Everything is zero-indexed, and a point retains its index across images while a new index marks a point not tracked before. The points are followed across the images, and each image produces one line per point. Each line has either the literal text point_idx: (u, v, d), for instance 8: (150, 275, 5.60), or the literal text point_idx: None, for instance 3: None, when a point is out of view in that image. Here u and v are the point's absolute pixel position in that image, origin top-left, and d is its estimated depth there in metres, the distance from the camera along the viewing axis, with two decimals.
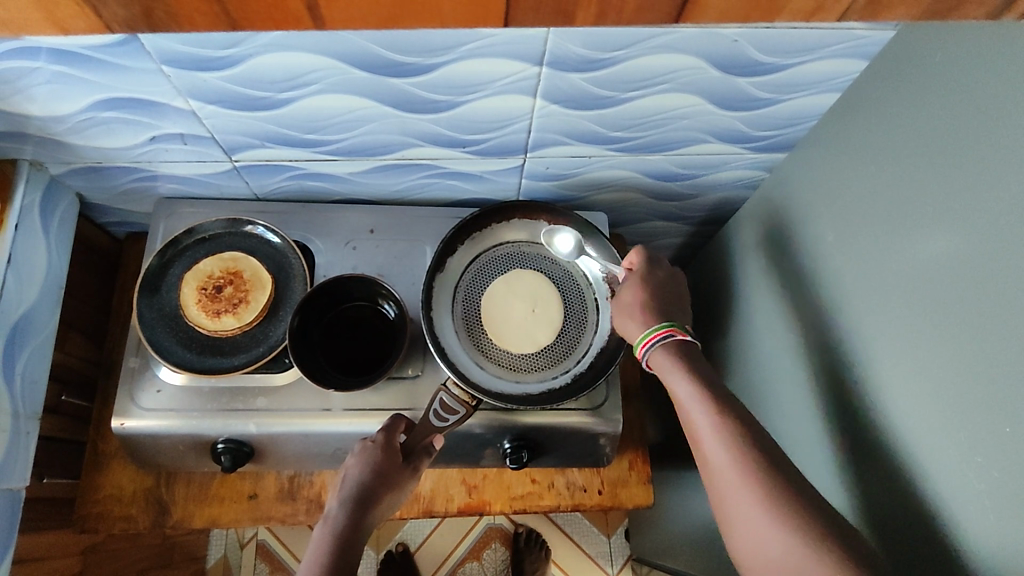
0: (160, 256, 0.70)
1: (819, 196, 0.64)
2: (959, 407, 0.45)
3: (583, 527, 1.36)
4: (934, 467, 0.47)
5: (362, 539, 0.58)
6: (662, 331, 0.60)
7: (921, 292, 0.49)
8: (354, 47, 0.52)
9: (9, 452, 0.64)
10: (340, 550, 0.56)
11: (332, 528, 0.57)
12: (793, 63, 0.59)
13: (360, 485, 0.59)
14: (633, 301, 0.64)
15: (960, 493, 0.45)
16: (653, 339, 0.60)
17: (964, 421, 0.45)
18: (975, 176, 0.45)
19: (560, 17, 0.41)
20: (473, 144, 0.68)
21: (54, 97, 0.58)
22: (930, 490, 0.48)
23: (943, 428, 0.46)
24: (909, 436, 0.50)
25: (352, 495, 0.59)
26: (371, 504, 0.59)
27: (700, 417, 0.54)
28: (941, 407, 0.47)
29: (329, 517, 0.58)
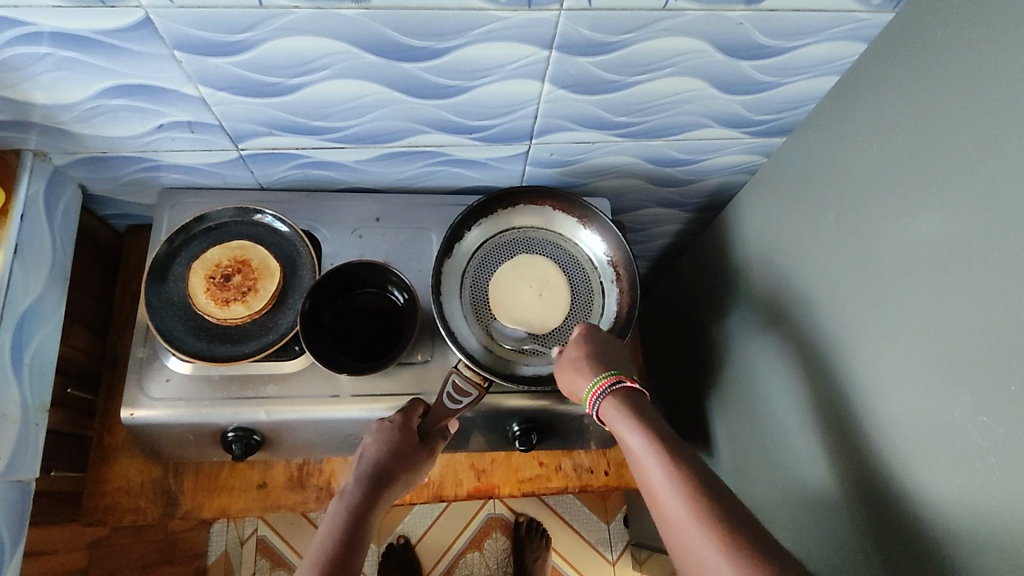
0: (168, 244, 0.69)
1: (816, 179, 0.65)
2: (952, 377, 0.47)
3: (582, 515, 1.37)
4: (926, 435, 0.49)
5: (377, 514, 0.59)
6: (608, 378, 0.60)
7: (920, 266, 0.50)
8: (366, 31, 0.53)
9: (19, 444, 0.63)
10: (354, 522, 0.56)
11: (349, 504, 0.58)
12: (796, 46, 0.60)
13: (377, 463, 0.60)
14: (578, 355, 0.64)
15: (952, 457, 0.47)
16: (602, 387, 0.60)
17: (957, 389, 0.46)
18: (977, 147, 0.46)
19: None
20: (479, 131, 0.68)
21: (61, 84, 0.57)
22: (928, 461, 0.49)
23: (944, 398, 0.47)
24: (902, 407, 0.51)
25: (368, 474, 0.60)
26: (385, 484, 0.60)
27: (652, 468, 0.53)
28: (942, 377, 0.48)
29: (345, 494, 0.59)
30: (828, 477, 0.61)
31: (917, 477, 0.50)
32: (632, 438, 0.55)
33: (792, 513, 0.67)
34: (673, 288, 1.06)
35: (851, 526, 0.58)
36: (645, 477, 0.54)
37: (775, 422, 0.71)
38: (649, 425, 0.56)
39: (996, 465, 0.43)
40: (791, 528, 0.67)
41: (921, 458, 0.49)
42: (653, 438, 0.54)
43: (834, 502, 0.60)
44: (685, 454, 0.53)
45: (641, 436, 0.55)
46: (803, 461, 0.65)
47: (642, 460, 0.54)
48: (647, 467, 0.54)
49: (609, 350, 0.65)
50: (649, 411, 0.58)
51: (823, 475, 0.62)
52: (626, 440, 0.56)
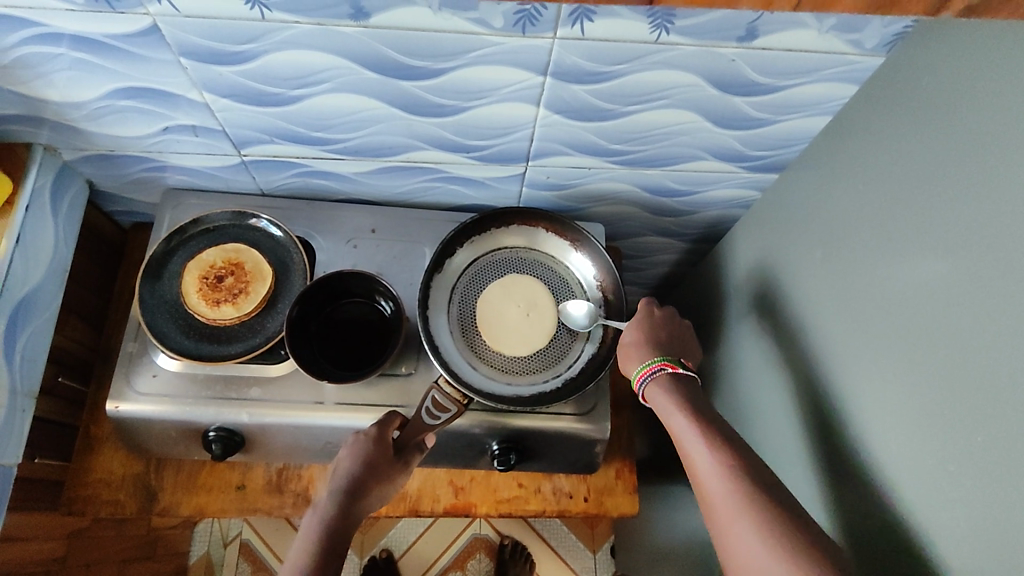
0: (165, 243, 0.71)
1: (808, 215, 0.66)
2: (937, 423, 0.46)
3: (568, 542, 1.36)
4: (915, 483, 0.48)
5: (351, 527, 0.60)
6: (658, 364, 0.64)
7: (901, 308, 0.51)
8: (366, 48, 0.54)
9: (4, 428, 0.64)
10: (330, 542, 0.57)
11: (323, 517, 0.59)
12: (789, 85, 0.61)
13: (352, 477, 0.60)
14: (633, 339, 0.68)
15: (937, 507, 0.46)
16: (643, 375, 0.64)
17: (934, 433, 0.46)
18: (958, 196, 0.46)
19: None
20: (475, 150, 0.70)
21: (73, 83, 0.60)
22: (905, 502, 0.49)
23: (917, 441, 0.48)
24: (890, 454, 0.50)
25: (344, 488, 0.60)
26: (360, 498, 0.60)
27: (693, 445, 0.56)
28: (917, 420, 0.48)
29: (322, 505, 0.60)
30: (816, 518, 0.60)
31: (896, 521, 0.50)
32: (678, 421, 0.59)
33: None
34: None
35: None
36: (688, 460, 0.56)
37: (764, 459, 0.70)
38: (696, 407, 0.59)
39: (964, 513, 0.44)
40: None
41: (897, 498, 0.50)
42: (698, 421, 0.57)
43: None
44: (727, 435, 0.56)
45: (683, 415, 0.58)
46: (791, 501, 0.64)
47: (684, 439, 0.57)
48: (686, 445, 0.57)
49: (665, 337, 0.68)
50: (697, 396, 0.61)
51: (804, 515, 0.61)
52: (671, 423, 0.59)
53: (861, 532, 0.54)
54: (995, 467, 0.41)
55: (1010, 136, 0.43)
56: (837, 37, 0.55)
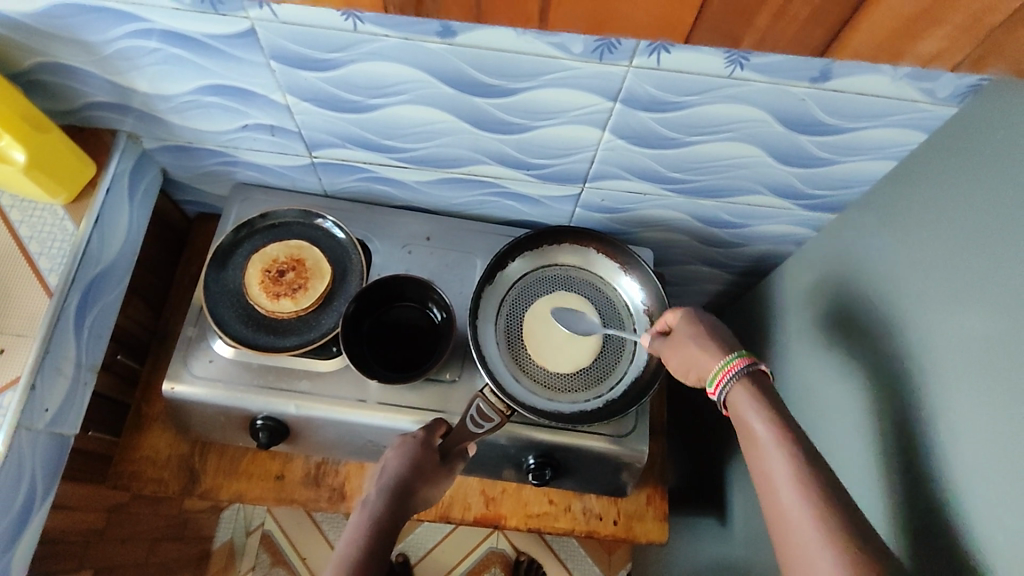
0: (233, 234, 0.74)
1: (864, 259, 0.66)
2: (975, 481, 0.47)
3: (585, 564, 1.35)
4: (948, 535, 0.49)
5: (397, 528, 0.60)
6: (738, 361, 0.56)
7: (943, 361, 0.51)
8: (447, 64, 0.57)
9: (68, 398, 0.67)
10: (377, 538, 0.57)
11: (369, 513, 0.59)
12: (857, 127, 0.61)
13: (399, 474, 0.61)
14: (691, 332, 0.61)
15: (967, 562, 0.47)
16: (727, 372, 0.55)
17: (974, 486, 0.47)
18: (1008, 255, 0.47)
19: (730, 42, 0.46)
20: (537, 168, 0.71)
21: (164, 77, 0.63)
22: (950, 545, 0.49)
23: (960, 491, 0.48)
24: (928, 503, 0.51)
25: (391, 484, 0.61)
26: (406, 497, 0.61)
27: (771, 460, 0.49)
28: (960, 469, 0.48)
29: (369, 500, 0.60)
30: None
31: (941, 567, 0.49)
32: (763, 430, 0.51)
33: None
34: None
35: None
36: (764, 475, 0.49)
37: None
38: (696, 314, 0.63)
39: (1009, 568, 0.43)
40: None
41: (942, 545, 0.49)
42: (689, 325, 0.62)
43: None
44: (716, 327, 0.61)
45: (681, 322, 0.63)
46: None
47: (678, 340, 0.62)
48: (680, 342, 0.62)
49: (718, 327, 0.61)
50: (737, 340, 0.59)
51: None
52: (751, 430, 0.52)
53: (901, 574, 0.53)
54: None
55: None
56: (910, 85, 0.55)
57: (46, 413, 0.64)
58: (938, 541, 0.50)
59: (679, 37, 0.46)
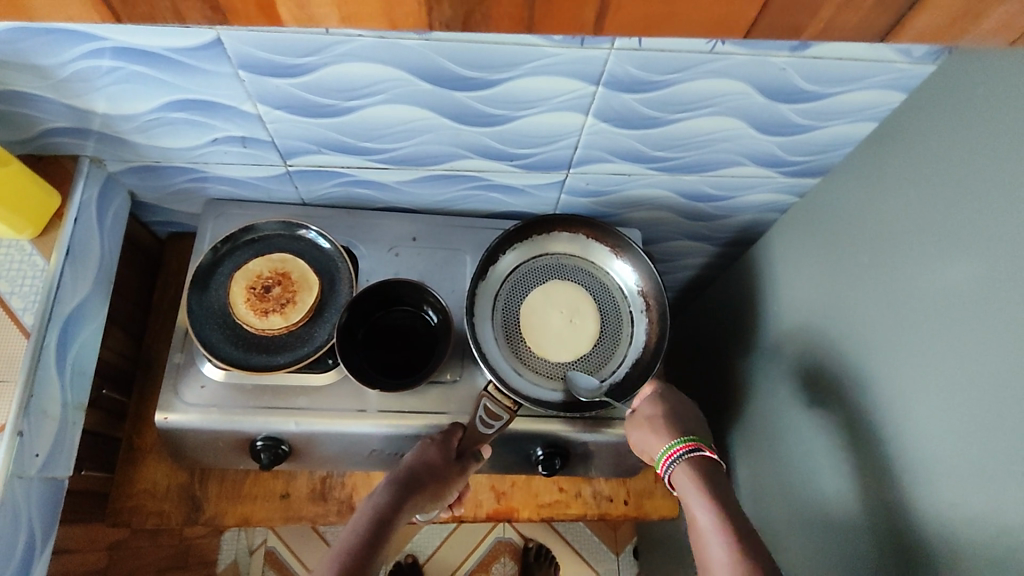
0: (213, 253, 0.71)
1: (850, 221, 0.67)
2: (995, 427, 0.48)
3: (592, 544, 1.36)
4: (965, 482, 0.51)
5: (402, 519, 0.63)
6: (685, 443, 0.65)
7: (946, 316, 0.53)
8: (425, 60, 0.55)
9: (57, 440, 0.65)
10: (376, 525, 0.61)
11: (375, 502, 0.63)
12: (836, 92, 0.61)
13: (407, 468, 0.65)
14: (653, 413, 0.69)
15: (989, 506, 0.48)
16: (677, 450, 0.65)
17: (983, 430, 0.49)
18: (1001, 207, 0.49)
19: (790, 32, 0.45)
20: (520, 158, 0.70)
21: (125, 96, 0.60)
22: (965, 489, 0.50)
23: (973, 437, 0.50)
24: (937, 452, 0.53)
25: (398, 477, 0.64)
26: (411, 489, 0.64)
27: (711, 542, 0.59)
28: (970, 415, 0.50)
29: (377, 495, 0.64)
30: (868, 516, 0.61)
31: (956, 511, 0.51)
32: (705, 519, 0.60)
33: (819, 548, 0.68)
34: (694, 321, 1.06)
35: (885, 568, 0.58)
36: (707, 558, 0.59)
37: (806, 460, 0.71)
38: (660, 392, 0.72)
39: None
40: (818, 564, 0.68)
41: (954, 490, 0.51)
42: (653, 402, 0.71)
43: (869, 543, 0.60)
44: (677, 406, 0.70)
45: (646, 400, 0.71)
46: (838, 499, 0.65)
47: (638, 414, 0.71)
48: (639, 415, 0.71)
49: (678, 411, 0.70)
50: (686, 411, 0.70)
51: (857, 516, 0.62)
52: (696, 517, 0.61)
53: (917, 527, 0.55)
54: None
55: None
56: (887, 46, 0.56)
57: (37, 458, 0.61)
58: (951, 486, 0.52)
59: (738, 32, 0.45)
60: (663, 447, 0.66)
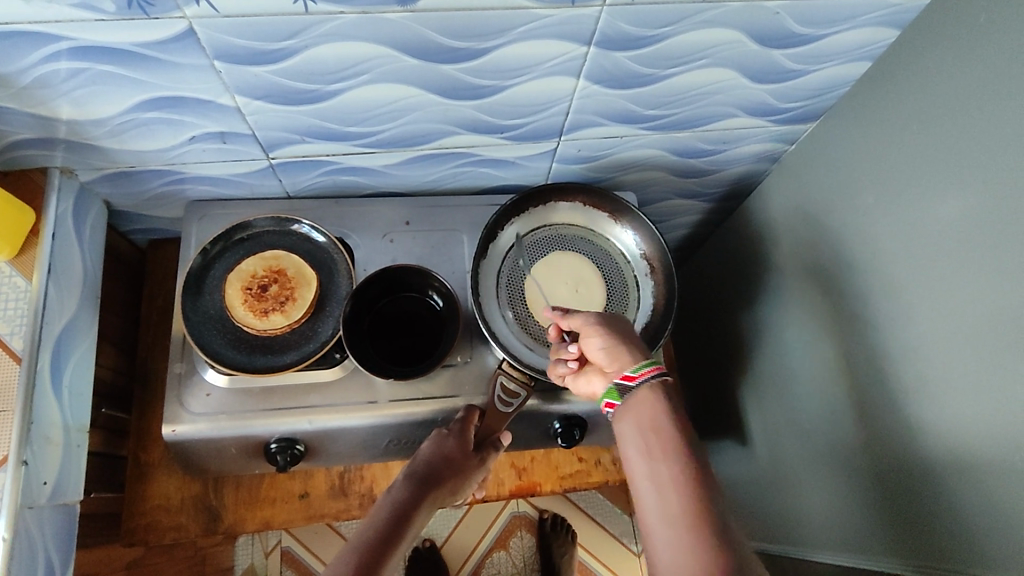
0: (202, 255, 0.68)
1: (847, 164, 0.66)
2: (1001, 348, 0.48)
3: (605, 508, 1.38)
4: (974, 407, 0.51)
5: (423, 515, 0.60)
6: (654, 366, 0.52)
7: (954, 250, 0.53)
8: (410, 34, 0.52)
9: (63, 466, 0.62)
10: (400, 518, 0.56)
11: (397, 495, 0.59)
12: (828, 34, 0.60)
13: (430, 459, 0.62)
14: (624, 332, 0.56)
15: (998, 427, 0.49)
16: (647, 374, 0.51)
17: (1002, 363, 0.48)
18: (1009, 133, 0.48)
19: None
20: (511, 129, 0.68)
21: (93, 99, 0.56)
22: (986, 426, 0.50)
23: (988, 371, 0.49)
24: (947, 380, 0.53)
25: (421, 468, 0.61)
26: (436, 480, 0.61)
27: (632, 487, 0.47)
28: (984, 350, 0.50)
29: (395, 488, 0.60)
30: (878, 454, 0.62)
31: (972, 446, 0.51)
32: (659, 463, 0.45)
33: (837, 491, 0.68)
34: (691, 279, 1.06)
35: (903, 505, 0.59)
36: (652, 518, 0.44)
37: (817, 406, 0.72)
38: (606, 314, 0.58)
39: None
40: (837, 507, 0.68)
41: (972, 426, 0.51)
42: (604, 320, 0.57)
43: (886, 481, 0.61)
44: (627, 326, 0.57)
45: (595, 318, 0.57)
46: (851, 440, 0.66)
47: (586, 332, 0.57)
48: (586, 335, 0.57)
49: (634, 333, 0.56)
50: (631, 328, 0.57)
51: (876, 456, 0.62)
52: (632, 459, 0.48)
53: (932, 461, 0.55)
54: None
55: None
56: None
57: (46, 486, 0.59)
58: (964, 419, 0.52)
59: None
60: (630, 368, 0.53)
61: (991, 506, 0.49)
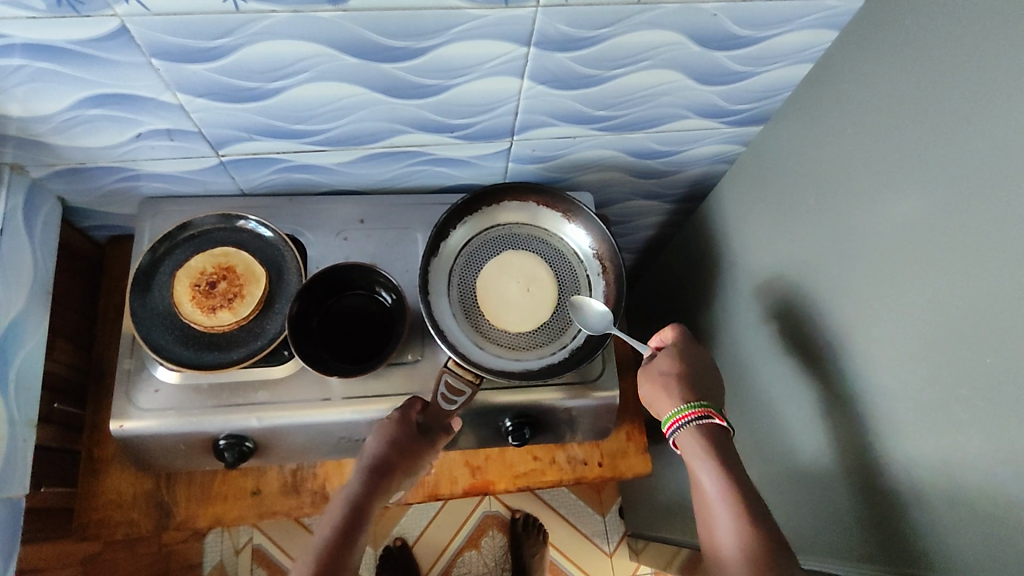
0: (151, 254, 0.69)
1: (793, 163, 0.66)
2: (935, 347, 0.48)
3: (578, 508, 1.38)
4: (909, 406, 0.50)
5: (377, 507, 0.60)
6: (699, 411, 0.60)
7: (893, 249, 0.52)
8: (345, 33, 0.53)
9: (8, 460, 0.63)
10: (350, 523, 0.58)
11: (346, 498, 0.59)
12: (769, 36, 0.61)
13: (376, 455, 0.62)
14: (670, 371, 0.64)
15: (931, 426, 0.48)
16: (686, 417, 0.60)
17: (936, 361, 0.48)
18: (944, 130, 0.48)
19: None
20: (461, 129, 0.69)
21: (35, 96, 0.57)
22: (921, 426, 0.49)
23: (923, 370, 0.49)
24: (884, 379, 0.53)
25: (368, 466, 0.61)
26: (385, 476, 0.61)
27: (725, 525, 0.54)
28: (921, 349, 0.49)
29: (348, 484, 0.61)
30: (817, 454, 0.62)
31: (906, 448, 0.51)
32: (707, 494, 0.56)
33: (784, 492, 0.69)
34: (656, 280, 1.06)
35: (842, 504, 0.59)
36: (710, 522, 0.55)
37: (766, 407, 0.72)
38: (688, 357, 0.65)
39: (977, 433, 0.45)
40: (784, 507, 0.69)
41: (910, 427, 0.50)
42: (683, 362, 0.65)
43: (827, 482, 0.61)
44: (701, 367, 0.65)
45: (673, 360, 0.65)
46: (796, 441, 0.66)
47: (654, 370, 0.65)
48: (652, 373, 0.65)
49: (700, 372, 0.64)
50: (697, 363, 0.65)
51: (817, 455, 0.62)
52: (702, 485, 0.57)
53: (869, 461, 0.55)
54: (999, 384, 0.43)
55: (983, 72, 0.45)
56: None
57: None
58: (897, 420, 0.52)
59: None
60: (672, 411, 0.61)
61: (922, 505, 0.50)
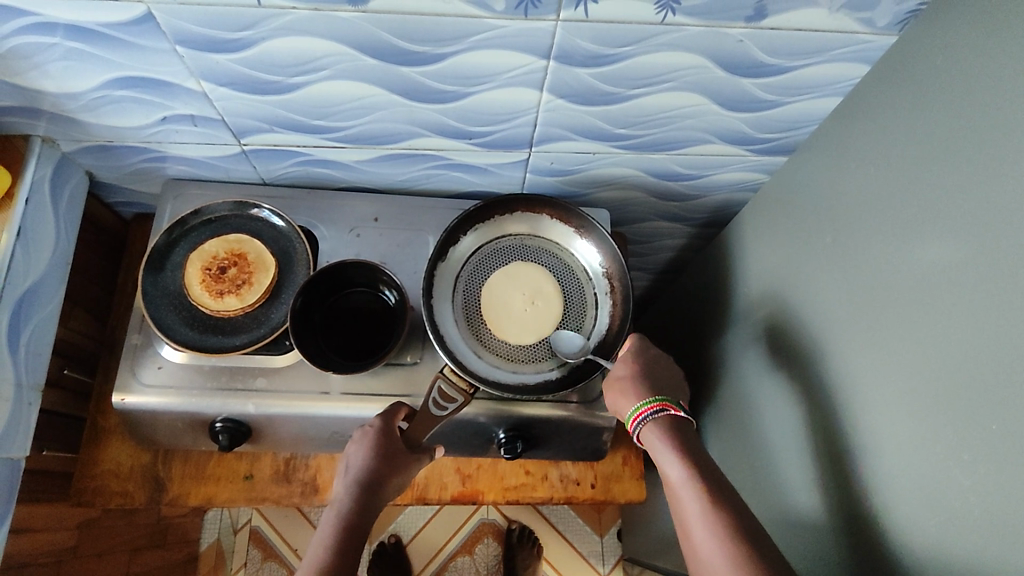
0: (167, 235, 0.71)
1: (815, 197, 0.64)
2: (939, 405, 0.46)
3: (575, 525, 1.36)
4: (908, 463, 0.48)
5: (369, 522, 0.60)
6: (658, 405, 0.61)
7: (905, 296, 0.50)
8: (365, 34, 0.53)
9: (12, 421, 0.65)
10: (347, 538, 0.57)
11: (338, 515, 0.58)
12: (797, 66, 0.59)
13: (366, 470, 0.60)
14: (625, 374, 0.65)
15: (930, 487, 0.46)
16: (645, 411, 0.61)
17: (941, 421, 0.45)
18: (966, 179, 0.45)
19: None
20: (479, 136, 0.69)
21: (67, 74, 0.59)
22: (920, 486, 0.47)
23: (927, 429, 0.47)
24: (887, 432, 0.51)
25: (359, 481, 0.60)
26: (377, 491, 0.60)
27: (697, 521, 0.53)
28: (926, 405, 0.47)
29: (338, 503, 0.59)
30: (812, 499, 0.60)
31: (903, 505, 0.49)
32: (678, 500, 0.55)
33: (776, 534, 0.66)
34: (672, 303, 1.05)
35: (832, 555, 0.57)
36: (681, 514, 0.54)
37: (765, 445, 0.70)
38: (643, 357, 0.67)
39: (978, 501, 0.42)
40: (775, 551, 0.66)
41: (908, 485, 0.48)
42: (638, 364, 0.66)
43: (819, 530, 0.59)
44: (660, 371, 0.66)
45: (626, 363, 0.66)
46: (791, 484, 0.64)
47: (613, 377, 0.66)
48: (613, 381, 0.66)
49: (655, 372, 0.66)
50: (664, 370, 0.66)
51: (811, 501, 0.60)
52: (667, 475, 0.57)
53: (863, 515, 0.53)
54: (1003, 453, 0.41)
55: (1010, 121, 0.43)
56: (848, 16, 0.53)
57: None
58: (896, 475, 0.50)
59: None
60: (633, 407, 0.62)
61: (912, 567, 0.48)
